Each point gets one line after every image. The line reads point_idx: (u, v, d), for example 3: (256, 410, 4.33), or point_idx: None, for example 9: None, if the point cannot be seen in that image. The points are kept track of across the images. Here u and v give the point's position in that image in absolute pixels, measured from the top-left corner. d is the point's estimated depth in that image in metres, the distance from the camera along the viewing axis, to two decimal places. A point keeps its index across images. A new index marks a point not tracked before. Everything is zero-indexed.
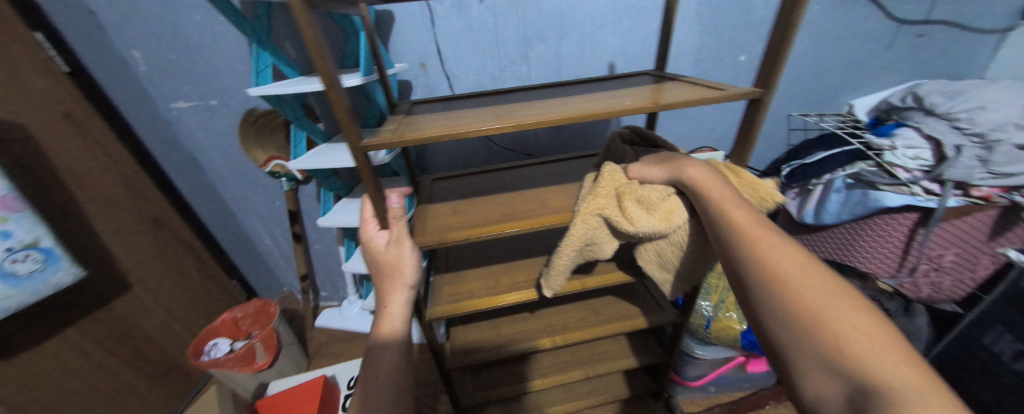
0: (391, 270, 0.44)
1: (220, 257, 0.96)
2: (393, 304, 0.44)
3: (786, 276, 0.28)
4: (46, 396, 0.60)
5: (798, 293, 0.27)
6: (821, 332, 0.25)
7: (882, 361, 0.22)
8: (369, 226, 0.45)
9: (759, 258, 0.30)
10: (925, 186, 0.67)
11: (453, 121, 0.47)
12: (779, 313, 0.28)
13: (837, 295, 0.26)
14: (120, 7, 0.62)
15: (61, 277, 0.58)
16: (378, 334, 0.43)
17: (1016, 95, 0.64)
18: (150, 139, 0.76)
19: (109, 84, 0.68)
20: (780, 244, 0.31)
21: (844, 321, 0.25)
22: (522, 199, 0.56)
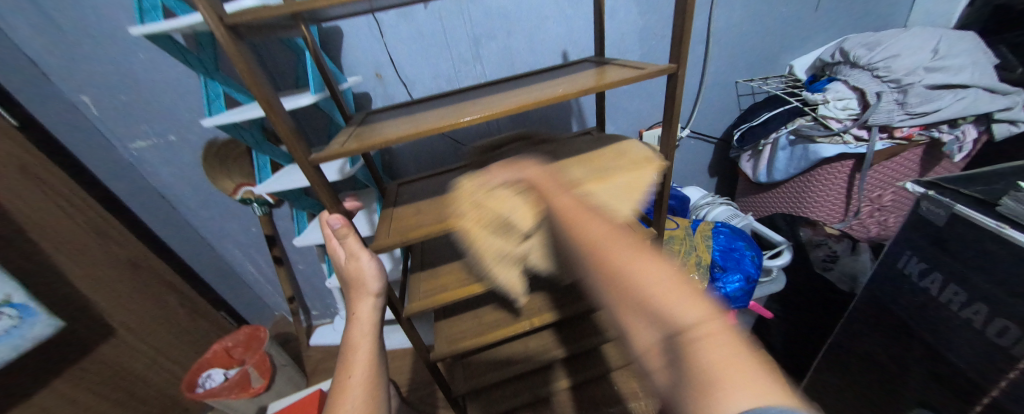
0: (356, 280, 0.46)
1: (204, 290, 0.97)
2: (362, 310, 0.46)
3: (587, 234, 0.29)
4: None
5: (614, 252, 0.27)
6: (617, 283, 0.25)
7: (675, 300, 0.23)
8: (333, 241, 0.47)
9: (574, 226, 0.30)
10: (855, 134, 0.72)
11: (402, 125, 0.49)
12: (595, 275, 0.27)
13: (630, 246, 0.27)
14: (60, 54, 0.62)
15: (40, 330, 0.59)
16: (347, 345, 0.43)
17: (925, 39, 0.69)
18: (113, 182, 0.76)
19: (63, 133, 0.68)
20: (585, 212, 0.31)
21: (637, 266, 0.26)
22: None
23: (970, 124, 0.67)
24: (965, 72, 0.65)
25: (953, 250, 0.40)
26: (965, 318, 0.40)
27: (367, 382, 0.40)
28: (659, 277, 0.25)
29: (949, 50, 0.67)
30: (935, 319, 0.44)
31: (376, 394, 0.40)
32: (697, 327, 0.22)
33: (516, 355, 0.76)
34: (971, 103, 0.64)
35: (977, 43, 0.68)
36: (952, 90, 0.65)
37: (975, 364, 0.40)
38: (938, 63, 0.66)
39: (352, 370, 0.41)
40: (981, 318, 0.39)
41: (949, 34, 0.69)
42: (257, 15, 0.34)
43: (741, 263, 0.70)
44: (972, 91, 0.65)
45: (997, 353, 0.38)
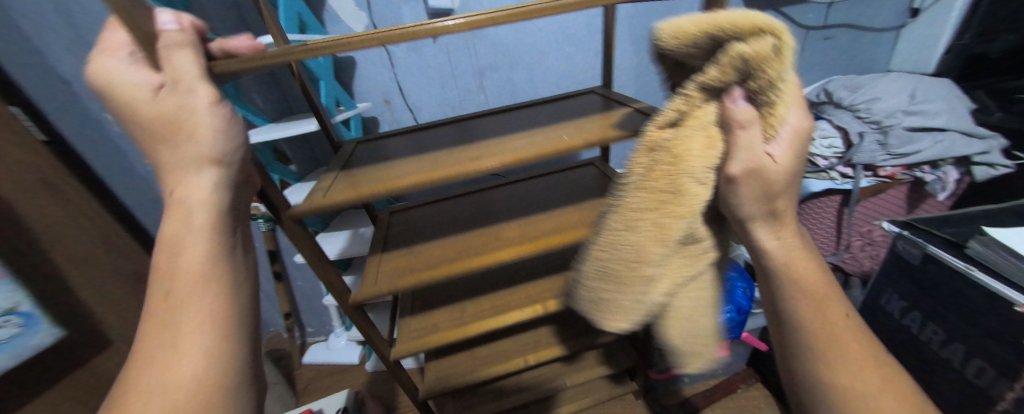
0: (177, 128, 0.26)
1: None
2: (196, 189, 0.27)
3: (800, 287, 0.27)
4: None
5: (824, 325, 0.26)
6: (821, 348, 0.26)
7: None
8: (172, 64, 0.26)
9: (816, 309, 0.27)
10: (841, 171, 0.74)
11: (388, 173, 0.49)
12: (808, 350, 0.27)
13: (865, 349, 0.26)
14: None
15: (41, 339, 0.59)
16: (166, 235, 0.26)
17: (903, 84, 0.73)
18: (127, 195, 0.79)
19: (86, 147, 0.71)
20: (833, 298, 0.27)
21: (854, 354, 0.26)
22: (479, 232, 0.57)
23: (951, 165, 0.70)
24: (941, 117, 0.69)
25: (933, 291, 0.42)
26: (944, 358, 0.41)
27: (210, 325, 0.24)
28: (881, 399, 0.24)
29: (925, 95, 0.71)
30: (917, 356, 0.45)
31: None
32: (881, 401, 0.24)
33: (508, 386, 0.76)
34: (949, 146, 0.67)
35: (952, 90, 0.72)
36: (930, 133, 0.69)
37: (955, 403, 0.41)
38: (915, 107, 0.70)
39: (181, 247, 0.26)
40: (959, 357, 0.40)
41: (925, 81, 0.73)
42: (243, 64, 0.29)
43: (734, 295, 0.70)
44: (949, 134, 0.68)
45: (975, 392, 0.39)
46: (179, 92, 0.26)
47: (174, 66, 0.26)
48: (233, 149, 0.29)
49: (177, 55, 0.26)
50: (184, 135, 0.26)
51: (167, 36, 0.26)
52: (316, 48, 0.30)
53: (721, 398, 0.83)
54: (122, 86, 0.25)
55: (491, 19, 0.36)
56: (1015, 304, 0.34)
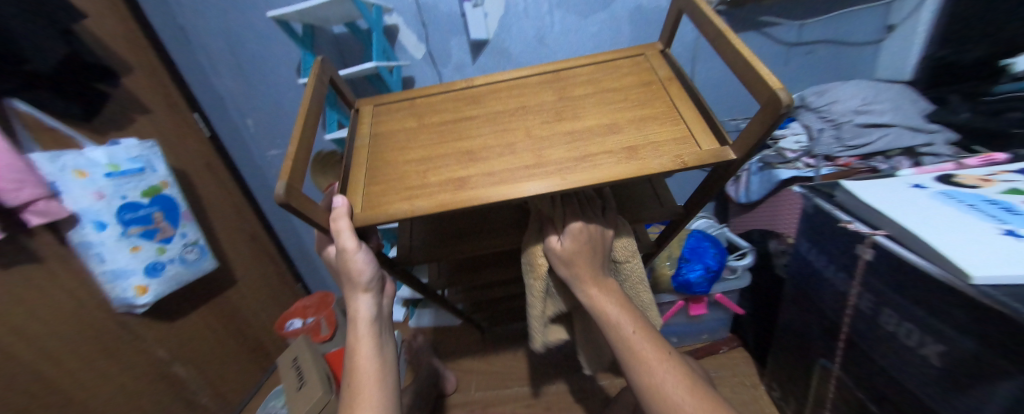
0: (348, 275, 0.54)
1: (289, 264, 1.35)
2: (360, 306, 0.57)
3: (610, 315, 0.49)
4: (185, 349, 0.95)
5: (609, 310, 0.49)
6: (626, 346, 0.47)
7: (648, 357, 0.46)
8: (338, 235, 0.49)
9: (601, 306, 0.49)
10: (805, 162, 0.89)
11: (455, 243, 0.73)
12: (613, 330, 0.49)
13: (635, 323, 0.49)
14: (238, 95, 1.05)
15: (207, 265, 0.96)
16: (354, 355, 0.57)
17: (860, 90, 0.87)
18: (251, 179, 1.19)
19: (231, 146, 1.12)
20: (609, 298, 0.50)
21: (629, 328, 0.48)
22: (517, 260, 0.86)
23: (900, 157, 0.81)
24: (888, 115, 0.82)
25: (812, 229, 0.58)
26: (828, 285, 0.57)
27: (374, 378, 0.56)
28: (641, 342, 0.47)
29: (874, 99, 0.84)
30: (814, 281, 0.61)
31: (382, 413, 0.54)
32: (662, 374, 0.45)
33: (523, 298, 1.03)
34: (894, 140, 0.80)
35: (904, 99, 0.85)
36: (879, 129, 0.82)
37: (836, 310, 0.57)
38: (865, 107, 0.84)
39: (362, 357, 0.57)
40: (834, 273, 0.56)
41: (879, 89, 0.86)
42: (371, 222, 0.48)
43: (704, 257, 0.85)
44: (895, 129, 0.81)
45: (843, 298, 0.55)
46: (352, 259, 0.51)
47: (338, 232, 0.48)
48: (376, 276, 0.56)
49: (342, 223, 0.48)
50: (352, 282, 0.55)
51: (336, 213, 0.48)
52: (410, 213, 0.46)
53: (705, 356, 0.99)
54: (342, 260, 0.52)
55: (552, 148, 0.52)
56: (842, 223, 0.51)
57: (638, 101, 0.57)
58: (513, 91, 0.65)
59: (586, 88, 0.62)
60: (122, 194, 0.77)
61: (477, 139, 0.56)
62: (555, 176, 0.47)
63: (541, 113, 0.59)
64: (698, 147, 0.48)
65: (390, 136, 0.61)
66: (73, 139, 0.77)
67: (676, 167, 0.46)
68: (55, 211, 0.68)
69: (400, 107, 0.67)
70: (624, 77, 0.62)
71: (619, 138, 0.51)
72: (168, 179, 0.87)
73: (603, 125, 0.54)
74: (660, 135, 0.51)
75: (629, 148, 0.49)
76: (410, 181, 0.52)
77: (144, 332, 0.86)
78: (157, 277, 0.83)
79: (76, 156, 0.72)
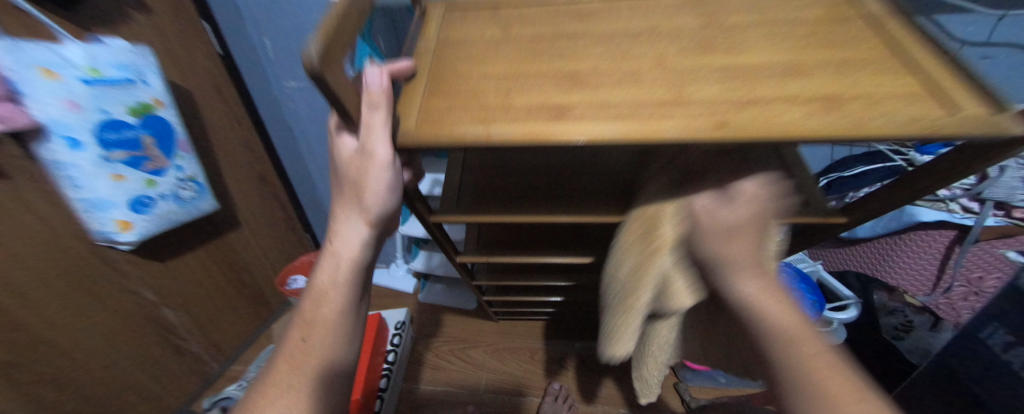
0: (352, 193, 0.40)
1: (299, 212, 1.23)
2: (348, 240, 0.43)
3: (755, 296, 0.34)
4: (176, 293, 0.86)
5: (774, 312, 0.34)
6: (771, 342, 0.33)
7: (831, 382, 0.30)
8: (366, 140, 0.34)
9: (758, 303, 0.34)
10: (964, 204, 0.68)
11: (508, 205, 0.57)
12: (768, 335, 0.33)
13: (809, 332, 0.33)
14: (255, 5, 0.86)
15: (205, 205, 0.84)
16: (319, 291, 0.45)
17: None
18: (264, 111, 1.04)
19: (245, 68, 0.96)
20: (774, 295, 0.35)
21: (803, 339, 0.32)
22: (569, 245, 0.69)
23: None
24: None
25: None
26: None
27: (328, 333, 0.44)
28: (817, 360, 0.31)
29: None
30: None
31: (319, 382, 0.42)
32: (827, 383, 0.30)
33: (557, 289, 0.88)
34: None
35: None
36: None
37: None
38: None
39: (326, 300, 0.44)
40: None
41: None
42: (424, 143, 0.34)
43: (800, 303, 0.66)
44: None
45: None
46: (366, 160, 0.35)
47: (373, 125, 0.33)
48: (389, 207, 0.42)
49: (376, 115, 0.33)
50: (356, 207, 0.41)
51: (370, 96, 0.33)
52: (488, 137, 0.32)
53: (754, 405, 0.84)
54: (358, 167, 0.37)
55: (699, 83, 0.35)
56: None
57: (822, 38, 0.38)
58: (639, 10, 0.46)
59: (743, 16, 0.42)
60: (103, 108, 0.63)
61: (589, 61, 0.40)
62: (704, 118, 0.30)
63: (679, 40, 0.40)
64: (951, 108, 0.29)
65: (464, 48, 0.45)
66: (50, 30, 0.62)
67: (914, 133, 0.27)
68: (14, 118, 0.53)
69: (483, 11, 0.50)
70: (805, 8, 0.42)
71: (811, 82, 0.33)
72: (162, 98, 0.72)
73: (780, 64, 0.35)
74: (879, 82, 0.32)
75: (827, 96, 0.31)
76: (489, 99, 0.37)
77: (131, 271, 0.76)
78: (145, 214, 0.71)
79: (43, 48, 0.56)
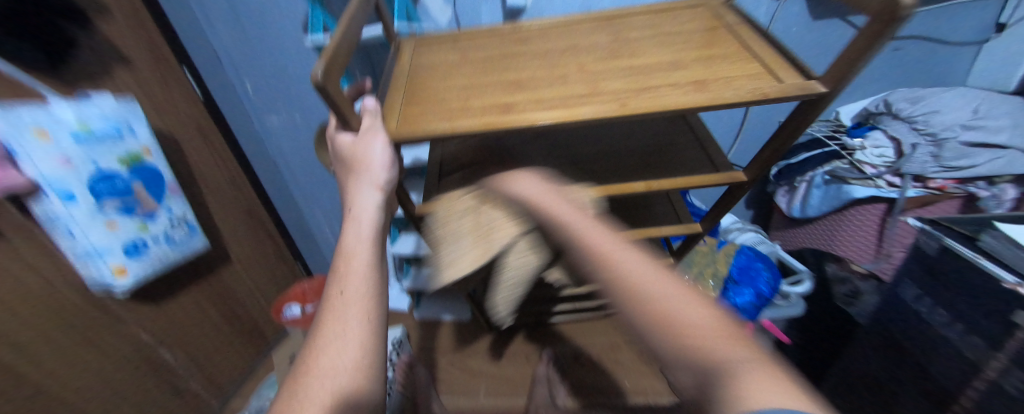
0: (362, 166, 0.43)
1: (288, 241, 1.26)
2: (362, 204, 0.43)
3: (598, 248, 0.32)
4: (173, 332, 0.87)
5: (602, 242, 0.33)
6: (635, 299, 0.28)
7: (658, 299, 0.28)
8: (365, 135, 0.41)
9: (585, 238, 0.33)
10: (888, 180, 0.77)
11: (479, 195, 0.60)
12: (606, 279, 0.31)
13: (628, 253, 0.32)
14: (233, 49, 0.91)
15: (197, 244, 0.86)
16: (344, 252, 0.41)
17: (968, 99, 0.74)
18: (248, 147, 1.08)
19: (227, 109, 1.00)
20: (598, 225, 0.35)
21: (636, 264, 0.31)
22: None
23: (1008, 184, 0.69)
24: (1004, 134, 0.69)
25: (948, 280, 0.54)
26: (946, 333, 0.56)
27: (366, 293, 0.38)
28: (656, 286, 0.29)
29: (989, 111, 0.72)
30: None
31: (373, 341, 0.36)
32: (675, 318, 0.27)
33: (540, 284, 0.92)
34: (1007, 163, 0.68)
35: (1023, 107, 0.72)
36: (989, 149, 0.69)
37: None
38: (976, 122, 0.71)
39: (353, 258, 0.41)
40: None
41: (993, 97, 0.73)
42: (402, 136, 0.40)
43: (756, 281, 0.74)
44: (1011, 152, 0.68)
45: None
46: (364, 146, 0.41)
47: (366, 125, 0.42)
48: (394, 181, 0.45)
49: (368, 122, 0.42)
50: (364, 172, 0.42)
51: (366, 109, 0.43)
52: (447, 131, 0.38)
53: None
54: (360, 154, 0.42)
55: (610, 80, 0.42)
56: (1007, 283, 0.46)
57: (704, 43, 0.47)
58: (567, 31, 0.55)
59: (645, 32, 0.52)
60: (94, 161, 0.66)
61: (519, 71, 0.47)
62: (613, 103, 0.38)
63: (592, 52, 0.49)
64: (777, 82, 0.38)
65: (427, 69, 0.51)
66: (36, 90, 0.64)
67: (754, 99, 0.36)
68: (10, 178, 0.57)
69: (444, 42, 0.58)
70: (688, 23, 0.52)
71: (683, 74, 0.41)
72: (151, 145, 0.75)
73: (663, 63, 0.44)
74: (730, 71, 0.41)
75: (697, 82, 0.40)
76: (441, 102, 0.44)
77: (125, 315, 0.77)
78: (138, 258, 0.73)
79: (35, 110, 0.59)
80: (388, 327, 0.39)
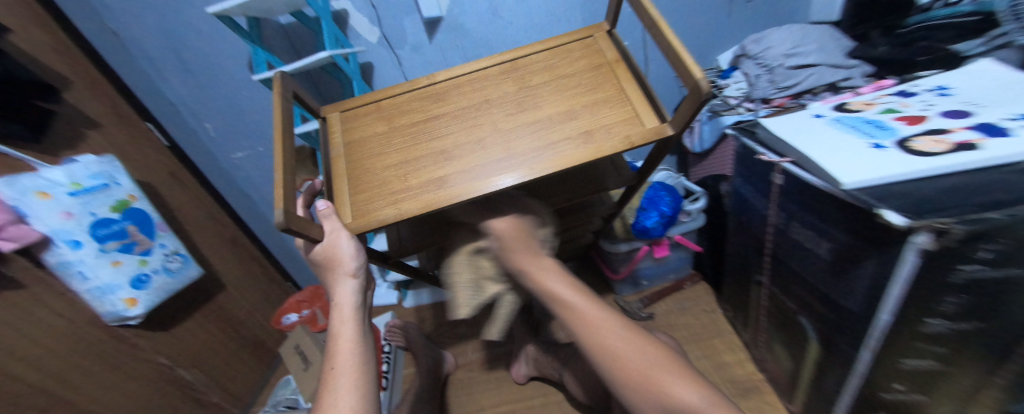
0: (334, 261, 0.54)
1: (275, 263, 1.38)
2: (343, 293, 0.56)
3: (608, 342, 0.51)
4: (186, 353, 0.99)
5: (616, 346, 0.51)
6: (647, 384, 0.48)
7: (653, 375, 0.48)
8: (331, 237, 0.51)
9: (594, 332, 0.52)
10: (746, 106, 0.96)
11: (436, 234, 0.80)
12: (620, 381, 0.50)
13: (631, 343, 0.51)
14: (189, 99, 1.03)
15: (192, 272, 0.97)
16: (332, 334, 0.55)
17: (791, 34, 0.94)
18: (220, 184, 1.19)
19: (193, 152, 1.12)
20: (599, 316, 0.54)
21: (626, 348, 0.51)
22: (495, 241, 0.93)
23: (824, 93, 0.88)
24: (813, 56, 0.90)
25: (744, 172, 0.65)
26: (801, 231, 0.53)
27: (354, 367, 0.52)
28: (645, 363, 0.49)
29: (803, 41, 0.92)
30: (741, 213, 0.71)
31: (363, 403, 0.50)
32: (671, 387, 0.47)
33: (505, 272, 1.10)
34: (820, 76, 0.88)
35: (828, 36, 0.93)
36: (806, 69, 0.89)
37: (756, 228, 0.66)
38: (794, 51, 0.91)
39: (339, 342, 0.54)
40: (754, 199, 0.64)
41: (808, 31, 0.94)
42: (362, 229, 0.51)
43: (658, 204, 0.91)
44: (820, 68, 0.88)
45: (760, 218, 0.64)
46: (333, 246, 0.52)
47: (330, 231, 0.51)
48: (363, 263, 0.56)
49: (331, 225, 0.51)
50: (338, 267, 0.54)
51: (322, 213, 0.52)
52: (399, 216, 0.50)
53: (671, 293, 1.08)
54: (328, 253, 0.52)
55: (519, 138, 0.54)
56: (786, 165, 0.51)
57: (591, 84, 0.57)
58: (476, 83, 0.62)
59: (544, 75, 0.60)
60: (91, 212, 0.77)
61: (440, 141, 0.57)
62: (523, 167, 0.50)
63: (502, 105, 0.58)
64: (642, 125, 0.52)
65: (363, 146, 0.60)
66: (26, 163, 0.75)
67: (625, 147, 0.50)
68: (26, 234, 0.68)
69: (371, 109, 0.64)
70: (577, 61, 0.61)
71: (576, 123, 0.53)
72: (135, 192, 0.87)
73: (561, 111, 0.55)
74: (610, 115, 0.54)
75: (586, 132, 0.52)
76: (383, 187, 0.54)
77: (141, 342, 0.89)
78: (144, 289, 0.85)
79: (34, 178, 0.71)
80: (374, 388, 0.53)
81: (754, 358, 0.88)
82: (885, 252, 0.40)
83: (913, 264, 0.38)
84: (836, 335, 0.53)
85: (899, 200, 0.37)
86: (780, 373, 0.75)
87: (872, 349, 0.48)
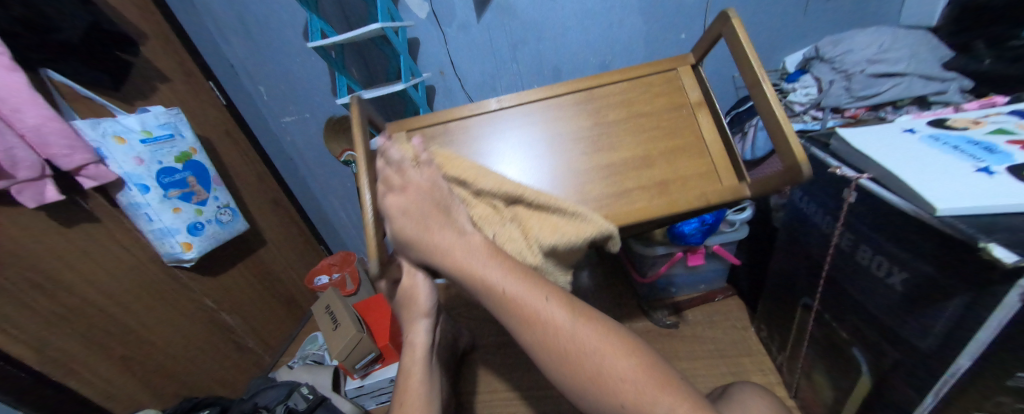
0: (412, 299, 0.56)
1: (311, 227, 1.45)
2: (417, 332, 0.59)
3: None
4: (228, 299, 1.06)
5: None
6: None
7: None
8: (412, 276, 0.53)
9: None
10: (813, 114, 0.89)
11: None
12: None
13: None
14: (247, 62, 1.08)
15: (239, 226, 1.04)
16: (404, 369, 0.59)
17: (879, 36, 0.85)
18: (268, 146, 1.25)
19: (247, 114, 1.18)
20: None
21: None
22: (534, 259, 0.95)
23: (909, 106, 0.81)
24: (903, 63, 0.80)
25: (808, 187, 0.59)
26: (871, 257, 0.48)
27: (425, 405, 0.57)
28: None
29: (893, 45, 0.82)
30: (796, 231, 0.65)
31: None
32: None
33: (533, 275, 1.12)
34: (907, 88, 0.79)
35: (923, 42, 0.83)
36: (891, 77, 0.80)
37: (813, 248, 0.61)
38: (881, 56, 0.82)
39: (410, 374, 0.58)
40: (816, 216, 0.59)
41: (898, 34, 0.84)
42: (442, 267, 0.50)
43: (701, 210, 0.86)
44: (909, 78, 0.79)
45: (818, 237, 0.59)
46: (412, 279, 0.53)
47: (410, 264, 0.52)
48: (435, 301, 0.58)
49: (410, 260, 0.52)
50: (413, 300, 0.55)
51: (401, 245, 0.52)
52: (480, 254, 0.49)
53: (700, 304, 1.05)
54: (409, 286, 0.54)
55: (594, 183, 0.53)
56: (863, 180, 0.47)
57: (668, 129, 0.55)
58: (552, 113, 0.57)
59: (622, 109, 0.56)
60: (158, 159, 0.84)
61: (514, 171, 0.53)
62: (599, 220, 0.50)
63: (578, 145, 0.55)
64: (718, 184, 0.51)
65: None
66: (106, 108, 0.82)
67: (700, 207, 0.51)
68: (105, 174, 0.74)
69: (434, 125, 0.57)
70: (657, 97, 0.56)
71: (654, 173, 0.52)
72: (196, 145, 0.93)
73: (638, 157, 0.53)
74: (688, 166, 0.53)
75: (664, 182, 0.52)
76: None
77: (191, 283, 0.96)
78: (199, 235, 0.91)
79: (114, 122, 0.77)
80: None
81: (785, 385, 0.82)
82: (981, 291, 0.35)
83: (1014, 310, 0.34)
84: (895, 373, 0.48)
85: (1007, 232, 0.33)
86: (816, 403, 0.70)
87: (936, 397, 0.43)
